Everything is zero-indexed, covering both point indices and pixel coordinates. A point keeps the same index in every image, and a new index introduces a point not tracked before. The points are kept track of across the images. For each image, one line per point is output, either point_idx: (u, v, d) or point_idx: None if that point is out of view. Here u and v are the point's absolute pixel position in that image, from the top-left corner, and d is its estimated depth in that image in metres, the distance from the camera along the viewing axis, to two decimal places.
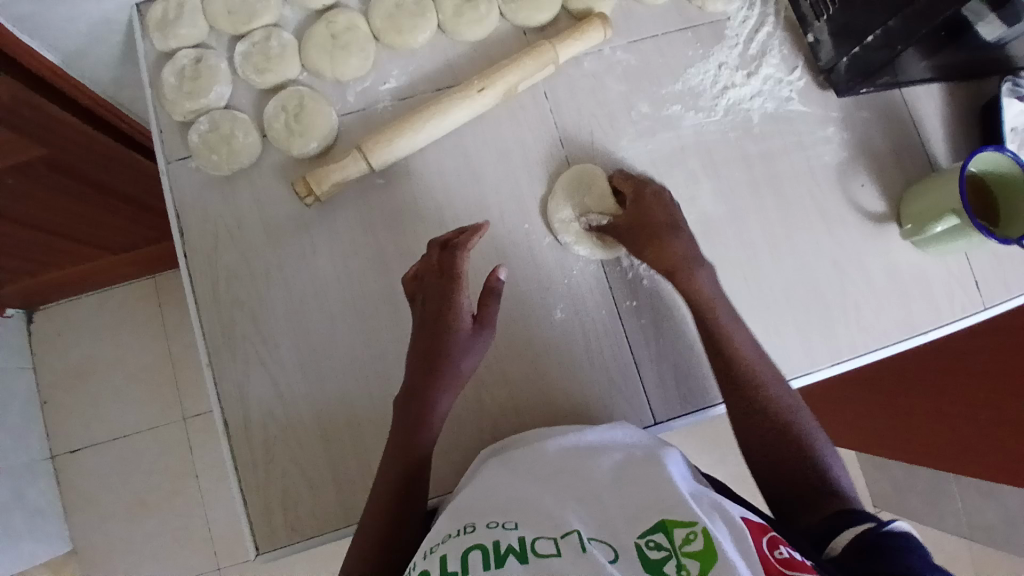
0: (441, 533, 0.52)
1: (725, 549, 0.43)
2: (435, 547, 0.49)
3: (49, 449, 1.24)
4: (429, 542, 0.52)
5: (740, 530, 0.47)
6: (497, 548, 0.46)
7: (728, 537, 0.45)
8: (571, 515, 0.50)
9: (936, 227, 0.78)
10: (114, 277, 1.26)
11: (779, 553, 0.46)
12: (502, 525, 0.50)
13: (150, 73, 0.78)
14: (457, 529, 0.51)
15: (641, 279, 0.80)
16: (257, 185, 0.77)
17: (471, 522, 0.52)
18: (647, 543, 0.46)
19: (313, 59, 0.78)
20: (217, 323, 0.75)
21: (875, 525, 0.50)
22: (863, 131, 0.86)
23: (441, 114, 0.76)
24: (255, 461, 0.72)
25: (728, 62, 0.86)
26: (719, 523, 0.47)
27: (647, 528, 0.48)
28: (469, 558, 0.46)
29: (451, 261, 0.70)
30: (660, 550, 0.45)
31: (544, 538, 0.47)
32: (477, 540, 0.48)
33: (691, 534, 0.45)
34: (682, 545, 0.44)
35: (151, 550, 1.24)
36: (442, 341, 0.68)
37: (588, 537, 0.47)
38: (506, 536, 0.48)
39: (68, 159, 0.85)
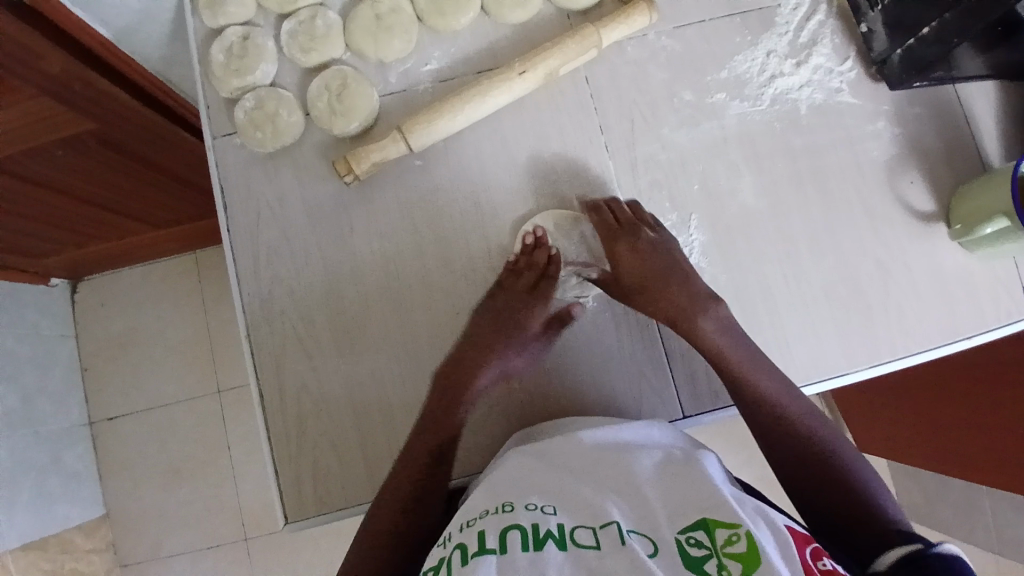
0: (478, 510, 0.55)
1: (767, 552, 0.44)
2: (473, 521, 0.52)
3: (88, 415, 1.29)
4: (465, 516, 0.54)
5: (782, 535, 0.46)
6: (536, 531, 0.48)
7: (771, 541, 0.45)
8: (611, 507, 0.51)
9: (985, 229, 0.75)
10: (155, 251, 1.29)
11: (823, 565, 0.46)
12: (541, 509, 0.52)
13: (198, 50, 0.80)
14: (495, 507, 0.53)
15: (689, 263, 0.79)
16: (298, 164, 0.79)
17: (509, 502, 0.53)
18: (687, 539, 0.47)
19: (357, 39, 0.78)
20: (255, 297, 0.76)
21: (924, 547, 0.49)
22: (915, 126, 0.83)
23: (481, 97, 0.76)
24: (288, 432, 0.74)
25: (777, 51, 0.84)
26: (762, 526, 0.47)
27: (688, 524, 0.48)
28: (508, 537, 0.47)
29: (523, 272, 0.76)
30: (700, 548, 0.46)
31: (583, 527, 0.48)
32: (516, 520, 0.50)
33: (734, 535, 0.46)
34: (724, 546, 0.45)
35: (181, 518, 1.28)
36: (495, 331, 0.73)
37: (628, 529, 0.48)
38: (545, 522, 0.49)
39: (115, 133, 0.87)
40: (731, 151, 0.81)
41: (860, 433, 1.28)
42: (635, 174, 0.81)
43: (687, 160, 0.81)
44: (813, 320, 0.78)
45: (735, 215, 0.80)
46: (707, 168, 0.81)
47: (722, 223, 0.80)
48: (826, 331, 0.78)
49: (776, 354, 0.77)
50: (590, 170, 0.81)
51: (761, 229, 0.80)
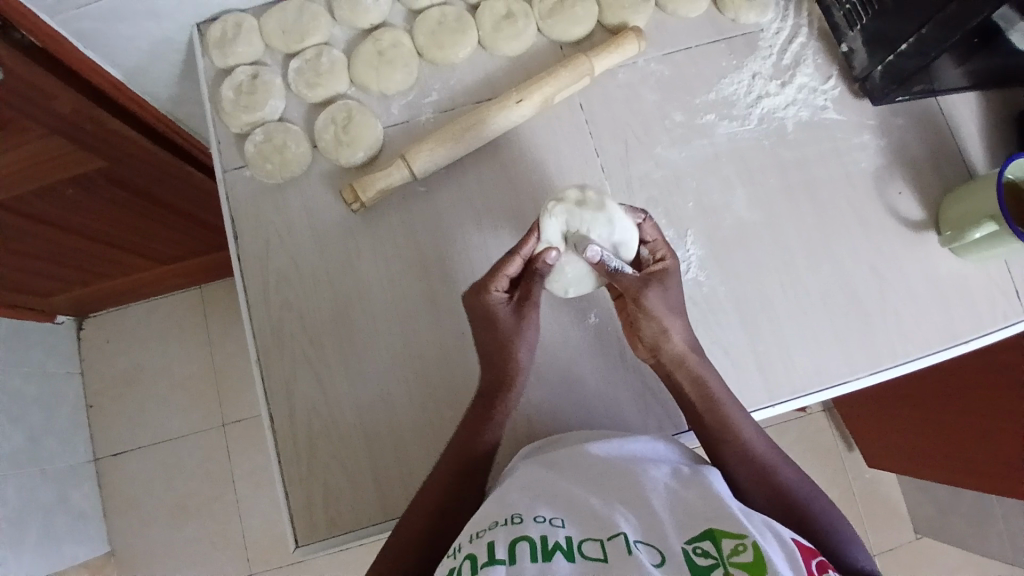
0: (487, 520, 0.56)
1: (772, 561, 0.45)
2: (482, 532, 0.53)
3: (93, 452, 1.30)
4: (475, 527, 0.56)
5: (791, 550, 0.48)
6: (544, 542, 0.49)
7: (779, 554, 0.47)
8: (619, 517, 0.52)
9: (974, 233, 0.77)
10: (161, 285, 1.31)
11: None
12: (549, 521, 0.53)
13: (209, 89, 0.83)
14: (504, 518, 0.54)
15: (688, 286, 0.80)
16: (304, 192, 0.81)
17: (518, 513, 0.54)
18: (694, 549, 0.47)
19: (361, 74, 0.82)
20: (265, 322, 0.78)
21: None
22: (899, 138, 0.86)
23: (480, 125, 0.79)
24: (299, 456, 0.75)
25: (761, 72, 0.87)
26: (770, 539, 0.49)
27: (694, 535, 0.49)
28: (517, 548, 0.49)
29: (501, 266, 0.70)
30: (707, 557, 0.46)
31: (591, 539, 0.49)
32: (525, 532, 0.51)
33: (740, 545, 0.47)
34: (730, 555, 0.46)
35: (187, 554, 1.27)
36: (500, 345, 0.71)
37: (635, 540, 0.49)
38: (553, 534, 0.50)
39: (122, 171, 0.90)
40: (723, 168, 0.84)
41: (865, 445, 1.28)
42: (632, 193, 0.83)
43: (680, 178, 0.84)
44: (811, 329, 0.79)
45: (731, 228, 0.82)
46: (700, 185, 0.84)
47: (717, 238, 0.82)
48: (825, 339, 0.79)
49: (777, 362, 0.78)
50: None
51: (756, 242, 0.82)
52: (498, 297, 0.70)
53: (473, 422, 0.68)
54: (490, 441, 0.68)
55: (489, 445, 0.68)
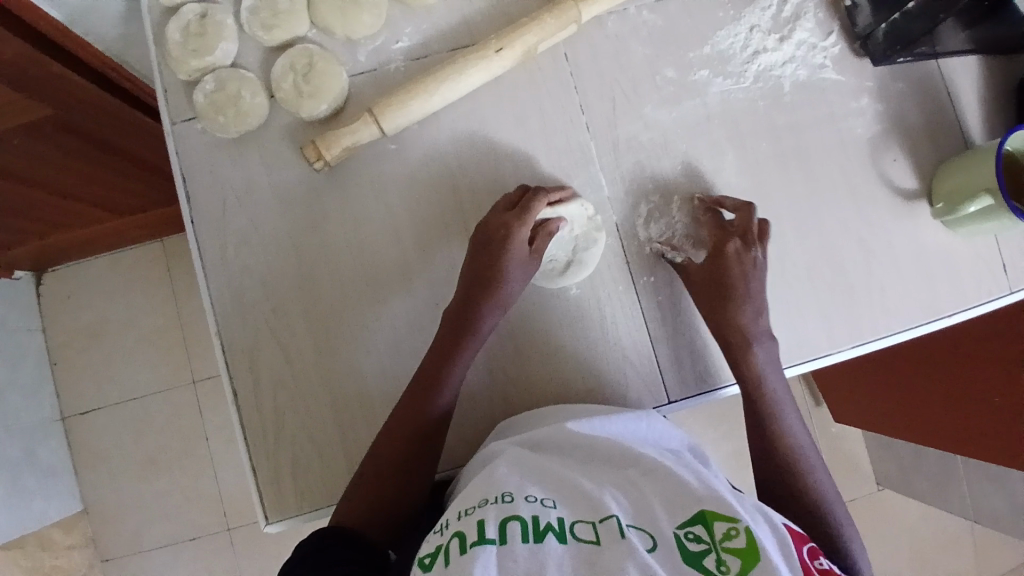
0: (475, 496, 0.53)
1: (766, 549, 0.44)
2: (471, 509, 0.50)
3: (59, 410, 1.25)
4: (462, 503, 0.53)
5: (784, 536, 0.47)
6: (536, 523, 0.46)
7: (774, 542, 0.46)
8: (611, 500, 0.50)
9: (968, 208, 0.75)
10: (120, 238, 1.24)
11: (819, 565, 0.47)
12: (541, 501, 0.50)
13: (154, 28, 0.75)
14: (493, 496, 0.51)
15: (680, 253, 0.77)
16: (264, 149, 0.75)
17: (508, 491, 0.51)
18: (686, 534, 0.46)
19: (323, 14, 0.73)
20: (225, 290, 0.73)
21: None
22: (898, 102, 0.82)
23: (456, 77, 0.72)
24: (265, 430, 0.71)
25: (761, 25, 0.81)
26: (763, 524, 0.48)
27: (687, 519, 0.47)
28: (508, 528, 0.46)
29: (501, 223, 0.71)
30: (699, 543, 0.45)
31: (583, 522, 0.47)
32: (516, 511, 0.48)
33: (732, 529, 0.45)
34: (722, 540, 0.45)
35: (161, 510, 1.25)
36: (475, 295, 0.69)
37: (627, 523, 0.47)
38: (545, 514, 0.47)
39: (74, 120, 0.82)
40: (713, 131, 0.79)
41: (834, 408, 1.28)
42: (618, 157, 0.78)
43: (669, 141, 0.79)
44: (795, 303, 0.77)
45: (719, 197, 0.78)
46: (689, 149, 0.79)
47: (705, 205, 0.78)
48: (809, 314, 0.77)
49: None
50: (571, 152, 0.78)
51: None
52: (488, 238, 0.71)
53: (427, 385, 0.66)
54: (445, 399, 0.67)
55: (442, 409, 0.66)
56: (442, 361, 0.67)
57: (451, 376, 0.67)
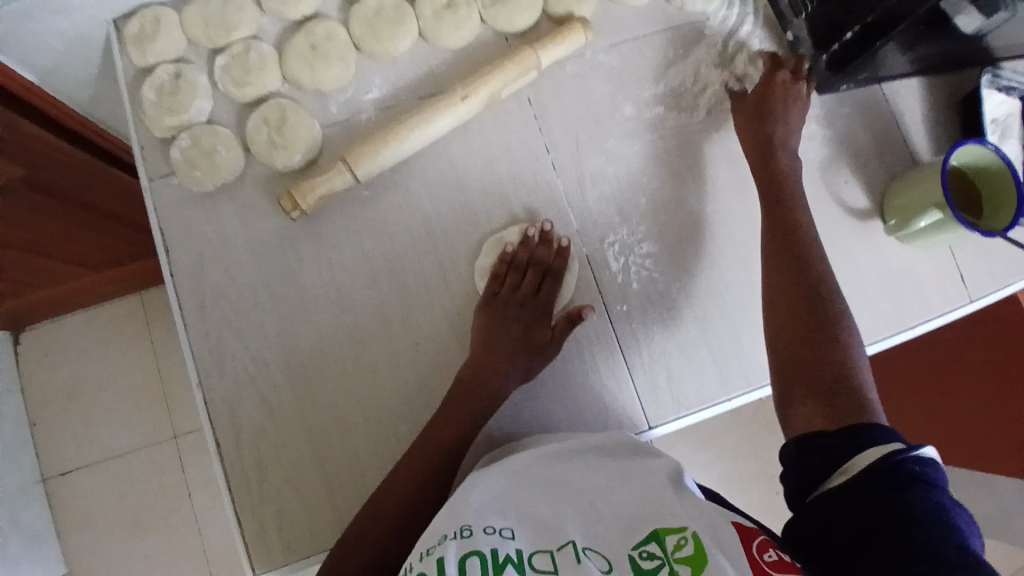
0: (433, 536, 0.50)
1: (713, 552, 0.47)
2: (432, 549, 0.48)
3: (40, 471, 1.23)
4: (423, 544, 0.51)
5: (731, 535, 0.49)
6: (495, 556, 0.47)
7: (721, 544, 0.48)
8: (569, 526, 0.52)
9: (919, 223, 0.78)
10: (98, 293, 1.24)
11: (769, 556, 0.48)
12: (499, 531, 0.50)
13: (129, 89, 0.77)
14: (453, 531, 0.49)
15: (648, 284, 0.79)
16: (239, 201, 0.77)
17: (467, 525, 0.50)
18: (640, 554, 0.49)
19: (294, 71, 0.77)
20: (204, 341, 0.74)
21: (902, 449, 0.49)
22: (845, 126, 0.87)
23: (425, 122, 0.76)
24: (248, 481, 0.71)
25: (710, 62, 0.86)
26: (709, 527, 0.50)
27: (640, 538, 0.51)
28: (468, 563, 0.45)
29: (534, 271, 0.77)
30: (653, 560, 0.48)
31: (541, 552, 0.49)
32: (475, 545, 0.47)
33: (681, 539, 0.49)
34: (674, 552, 0.48)
35: (147, 569, 1.22)
36: (497, 336, 0.73)
37: (583, 547, 0.49)
38: (503, 546, 0.48)
39: (45, 179, 0.84)
40: (674, 162, 0.83)
41: None
42: (585, 191, 0.81)
43: (634, 174, 0.82)
44: None
45: (686, 225, 0.81)
46: (652, 179, 0.82)
47: (672, 232, 0.81)
48: None
49: (732, 358, 0.78)
50: (540, 189, 0.81)
51: (709, 237, 0.81)
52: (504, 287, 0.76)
53: (463, 408, 0.69)
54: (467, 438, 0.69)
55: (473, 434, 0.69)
56: (466, 403, 0.70)
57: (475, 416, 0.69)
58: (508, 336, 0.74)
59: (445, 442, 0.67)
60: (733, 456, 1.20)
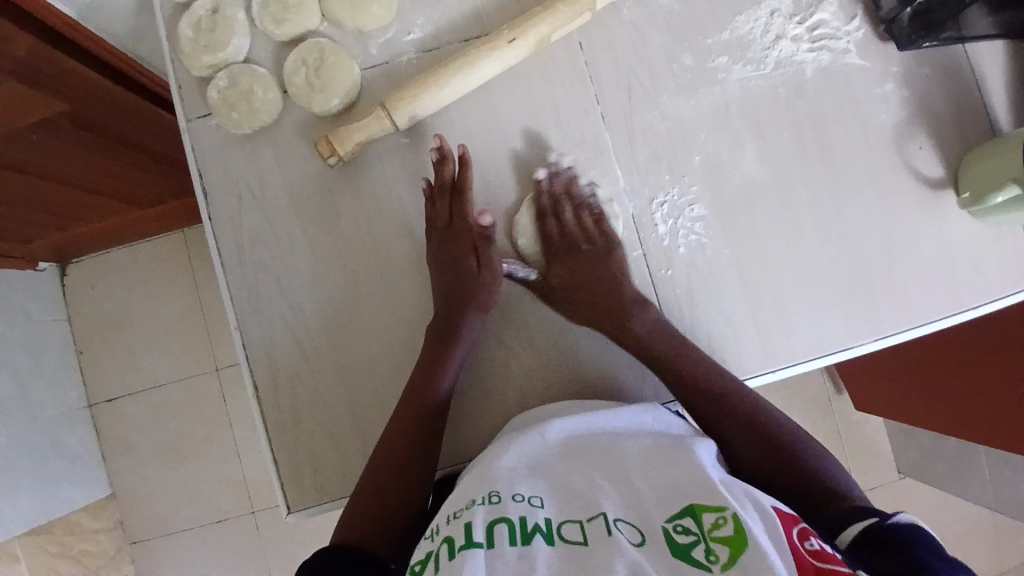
0: (465, 500, 0.55)
1: (754, 533, 0.44)
2: (459, 514, 0.52)
3: (86, 398, 1.28)
4: (453, 508, 0.54)
5: (771, 519, 0.47)
6: (524, 524, 0.48)
7: (760, 525, 0.46)
8: (601, 497, 0.51)
9: (995, 198, 0.71)
10: (139, 230, 1.25)
11: (810, 545, 0.46)
12: (528, 500, 0.52)
13: (166, 24, 0.74)
14: (482, 497, 0.53)
15: (691, 249, 0.76)
16: (278, 145, 0.75)
17: (496, 492, 0.53)
18: (675, 527, 0.47)
19: (333, 8, 0.73)
20: (242, 285, 0.74)
21: (880, 518, 0.50)
22: (925, 86, 0.79)
23: (468, 67, 0.71)
24: (285, 422, 0.72)
25: (781, 9, 0.78)
26: (750, 510, 0.48)
27: (675, 512, 0.49)
28: (495, 530, 0.47)
29: (460, 205, 0.72)
30: (688, 535, 0.46)
31: (571, 521, 0.49)
32: (503, 512, 0.50)
33: (720, 519, 0.46)
34: (711, 530, 0.46)
35: (185, 496, 1.28)
36: (452, 300, 0.71)
37: (614, 518, 0.49)
38: (532, 514, 0.49)
39: (90, 115, 0.83)
40: (733, 122, 0.77)
41: (852, 396, 1.25)
42: (634, 147, 0.77)
43: (688, 130, 0.77)
44: (817, 298, 0.75)
45: (740, 187, 0.77)
46: (707, 135, 0.77)
47: (723, 195, 0.76)
48: (830, 305, 0.75)
49: (779, 329, 0.75)
50: (586, 143, 0.77)
51: (764, 205, 0.77)
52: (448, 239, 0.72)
53: (429, 370, 0.68)
54: (444, 389, 0.69)
55: (443, 393, 0.68)
56: (431, 366, 0.69)
57: (444, 373, 0.69)
58: (465, 301, 0.71)
59: (416, 406, 0.67)
60: None
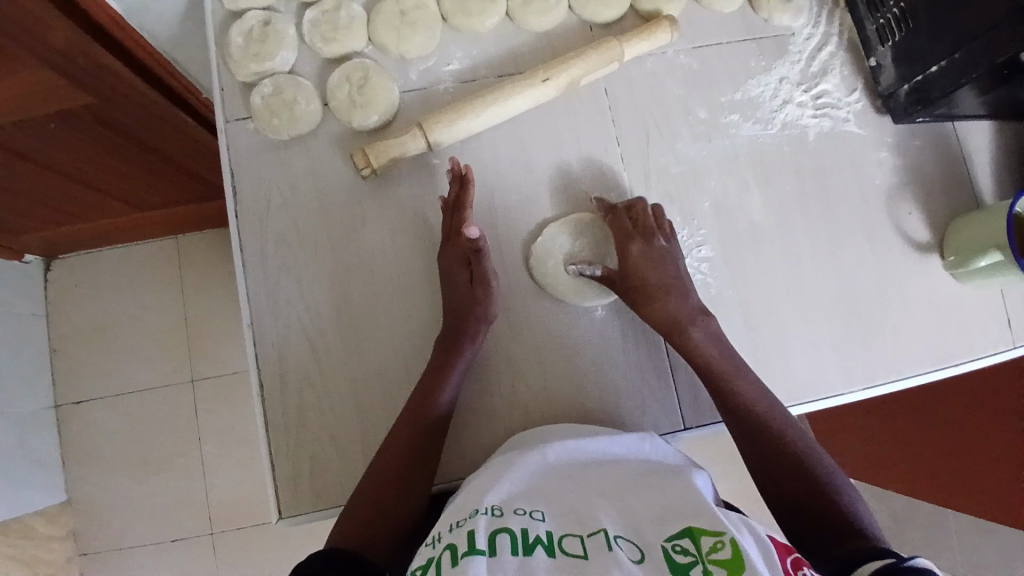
0: (465, 510, 0.55)
1: (751, 558, 0.44)
2: (462, 521, 0.52)
3: (55, 398, 1.25)
4: (453, 517, 0.54)
5: (765, 543, 0.47)
6: (525, 536, 0.49)
7: (756, 548, 0.46)
8: (601, 514, 0.52)
9: (979, 261, 0.78)
10: (139, 232, 1.25)
11: (803, 574, 0.46)
12: (529, 514, 0.53)
13: (216, 31, 0.78)
14: (483, 509, 0.54)
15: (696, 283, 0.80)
16: (313, 153, 0.78)
17: (497, 506, 0.54)
18: (673, 547, 0.47)
19: (381, 34, 0.78)
20: (260, 285, 0.75)
21: (896, 559, 0.49)
22: (915, 158, 0.86)
23: (504, 99, 0.76)
24: (288, 424, 0.72)
25: (789, 77, 0.86)
26: (747, 533, 0.48)
27: (674, 532, 0.49)
28: (498, 539, 0.48)
29: (459, 218, 0.74)
30: (687, 555, 0.46)
31: (571, 536, 0.49)
32: (506, 524, 0.50)
33: (719, 542, 0.46)
34: (710, 552, 0.45)
35: (147, 507, 1.24)
36: (463, 310, 0.72)
37: (615, 536, 0.49)
38: (534, 527, 0.50)
39: (113, 112, 0.84)
40: (742, 173, 0.83)
41: None
42: (649, 188, 0.82)
43: (699, 177, 0.83)
44: (812, 343, 0.80)
45: (744, 233, 0.82)
46: (717, 183, 0.83)
47: (730, 239, 0.81)
48: (825, 350, 0.79)
49: (776, 370, 0.78)
50: (605, 180, 0.82)
51: (767, 253, 0.81)
52: (460, 257, 0.74)
53: (433, 378, 0.70)
54: (446, 401, 0.69)
55: (445, 403, 0.69)
56: (435, 375, 0.70)
57: (446, 382, 0.70)
58: (467, 315, 0.72)
59: (417, 414, 0.68)
60: (740, 476, 1.19)
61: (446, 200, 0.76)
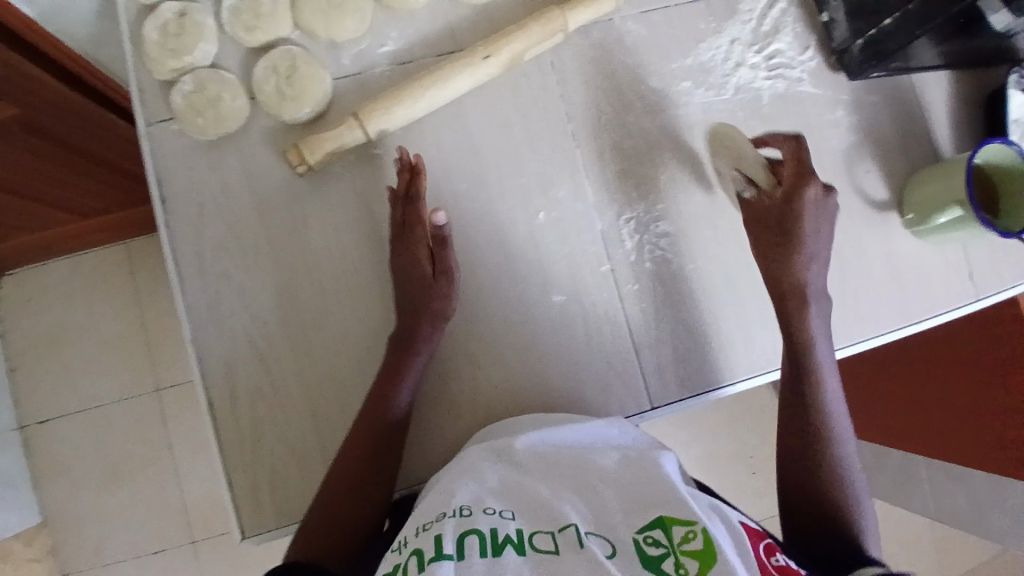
0: (431, 513, 0.52)
1: (724, 550, 0.44)
2: (429, 524, 0.49)
3: (16, 419, 1.19)
4: (421, 519, 0.52)
5: (738, 535, 0.46)
6: (494, 536, 0.46)
7: (727, 540, 0.45)
8: (570, 508, 0.50)
9: (939, 218, 0.77)
10: (84, 240, 1.19)
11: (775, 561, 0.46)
12: (499, 512, 0.50)
13: (129, 25, 0.72)
14: (451, 508, 0.50)
15: (657, 260, 0.78)
16: (245, 151, 0.73)
17: (467, 504, 0.51)
18: (644, 539, 0.46)
19: (307, 17, 0.72)
20: (202, 296, 0.71)
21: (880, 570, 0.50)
22: (872, 115, 0.84)
23: (442, 81, 0.72)
24: (244, 439, 0.69)
25: (740, 39, 0.83)
26: (719, 526, 0.46)
27: (645, 523, 0.47)
28: (466, 543, 0.45)
29: (409, 210, 0.71)
30: (658, 547, 0.45)
31: (542, 532, 0.47)
32: (474, 524, 0.48)
33: (691, 532, 0.45)
34: (681, 543, 0.44)
35: (123, 522, 1.20)
36: (415, 307, 0.69)
37: (586, 531, 0.47)
38: (504, 526, 0.48)
39: (41, 120, 0.79)
40: (697, 143, 0.81)
41: None
42: (603, 164, 0.79)
43: (654, 149, 0.80)
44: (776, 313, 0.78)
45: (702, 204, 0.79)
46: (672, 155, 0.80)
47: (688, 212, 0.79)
48: None
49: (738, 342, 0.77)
50: (557, 159, 0.78)
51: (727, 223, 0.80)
52: (411, 253, 0.70)
53: (388, 381, 0.67)
54: (403, 402, 0.67)
55: (402, 405, 0.67)
56: (390, 378, 0.67)
57: (401, 384, 0.67)
58: (421, 311, 0.69)
59: (373, 419, 0.65)
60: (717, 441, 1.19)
61: (393, 192, 0.72)
